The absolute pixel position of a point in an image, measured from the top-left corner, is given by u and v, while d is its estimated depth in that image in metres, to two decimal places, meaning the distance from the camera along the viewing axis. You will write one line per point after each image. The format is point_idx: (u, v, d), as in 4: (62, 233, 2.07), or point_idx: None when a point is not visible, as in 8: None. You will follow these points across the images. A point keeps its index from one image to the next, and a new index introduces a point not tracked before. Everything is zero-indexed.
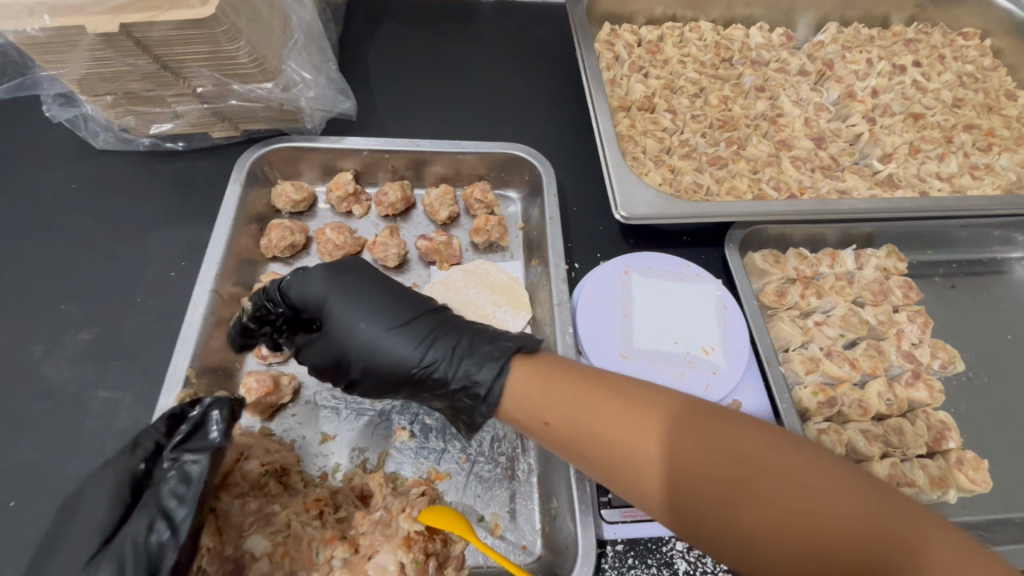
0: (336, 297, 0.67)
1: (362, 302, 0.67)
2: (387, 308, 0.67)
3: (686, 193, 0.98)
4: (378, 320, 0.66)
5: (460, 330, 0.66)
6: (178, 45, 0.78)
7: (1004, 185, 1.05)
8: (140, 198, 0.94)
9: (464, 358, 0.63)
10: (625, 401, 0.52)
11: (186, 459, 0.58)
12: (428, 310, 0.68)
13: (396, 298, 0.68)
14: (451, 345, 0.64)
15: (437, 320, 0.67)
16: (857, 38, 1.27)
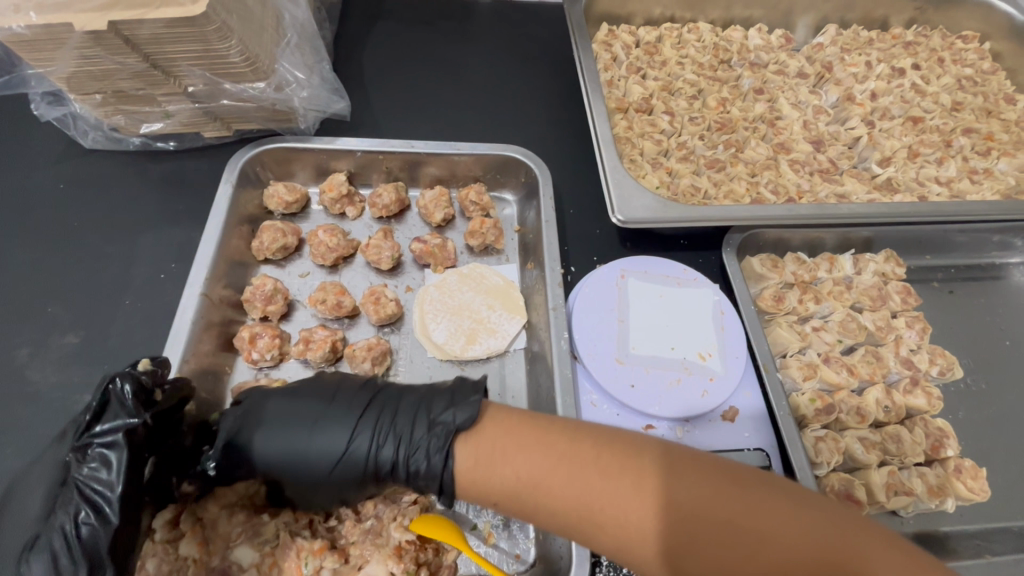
0: (271, 422, 0.61)
1: (299, 419, 0.61)
2: (326, 415, 0.61)
3: (683, 196, 0.97)
4: (324, 426, 0.61)
5: (408, 412, 0.60)
6: (168, 44, 0.77)
7: (1004, 190, 1.04)
8: (130, 198, 0.93)
9: (415, 452, 0.58)
10: (572, 466, 0.51)
11: (101, 442, 0.52)
12: (368, 396, 0.63)
13: (331, 398, 0.62)
14: (397, 438, 0.59)
15: (380, 410, 0.61)
16: (856, 41, 1.27)
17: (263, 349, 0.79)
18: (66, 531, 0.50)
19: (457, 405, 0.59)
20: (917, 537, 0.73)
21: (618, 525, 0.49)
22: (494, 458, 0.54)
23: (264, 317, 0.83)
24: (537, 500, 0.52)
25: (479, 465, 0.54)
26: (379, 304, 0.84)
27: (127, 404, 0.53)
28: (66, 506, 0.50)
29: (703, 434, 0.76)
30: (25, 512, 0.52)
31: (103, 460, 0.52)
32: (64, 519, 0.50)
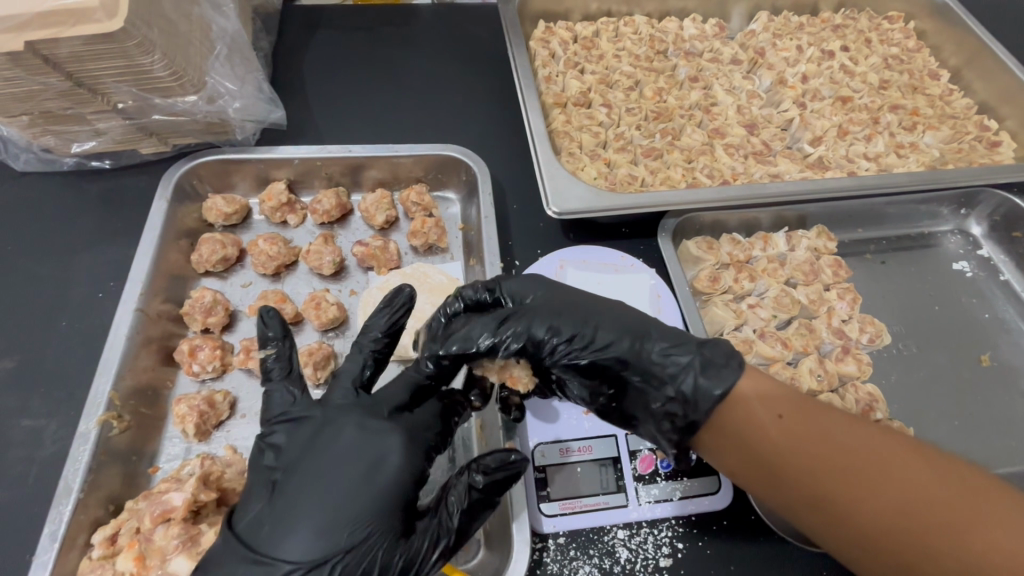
0: (546, 300, 0.69)
1: (560, 306, 0.68)
2: (583, 317, 0.67)
3: (621, 185, 0.99)
4: (573, 323, 0.67)
5: (648, 354, 0.65)
6: (91, 61, 0.76)
7: (928, 162, 1.09)
8: (65, 219, 0.92)
9: (662, 384, 0.64)
10: (829, 436, 0.60)
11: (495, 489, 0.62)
12: (632, 332, 0.66)
13: (594, 311, 0.68)
14: (648, 367, 0.65)
15: (631, 341, 0.66)
16: (787, 26, 1.30)
17: (205, 361, 0.79)
18: (437, 538, 0.59)
19: (707, 375, 0.62)
20: None
21: (861, 495, 0.57)
22: (757, 415, 0.61)
23: (206, 329, 0.83)
24: (795, 472, 0.59)
25: (730, 420, 0.62)
26: (320, 309, 0.84)
27: (483, 474, 0.61)
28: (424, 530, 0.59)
29: None
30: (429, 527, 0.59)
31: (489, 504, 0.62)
32: (440, 529, 0.60)
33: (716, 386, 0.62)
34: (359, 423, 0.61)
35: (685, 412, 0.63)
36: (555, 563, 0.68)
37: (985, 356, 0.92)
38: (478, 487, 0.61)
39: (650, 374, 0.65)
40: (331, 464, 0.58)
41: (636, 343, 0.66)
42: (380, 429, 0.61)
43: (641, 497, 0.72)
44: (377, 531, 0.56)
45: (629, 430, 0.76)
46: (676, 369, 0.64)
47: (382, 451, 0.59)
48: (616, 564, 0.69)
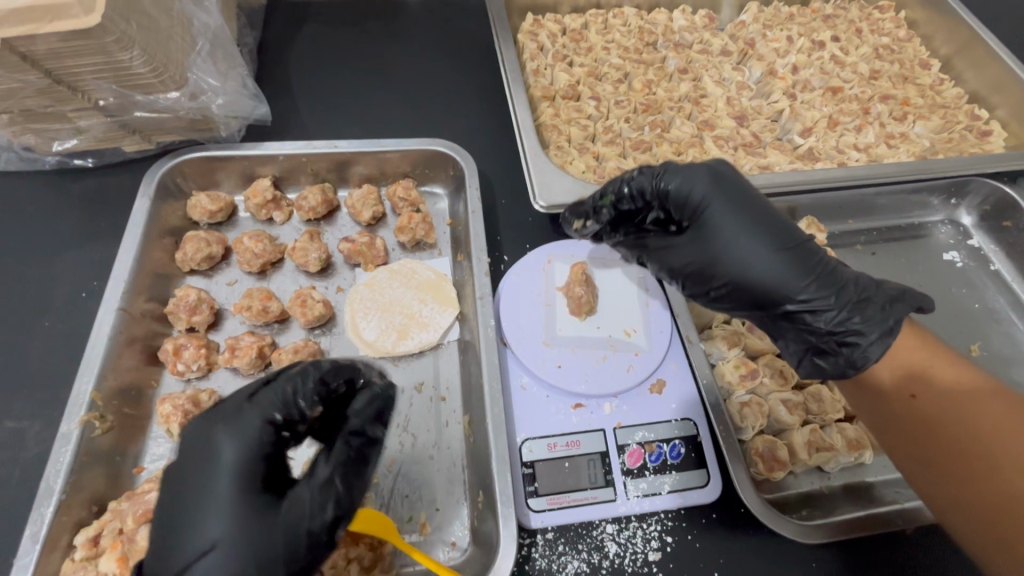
0: (732, 210, 0.66)
1: (728, 215, 0.66)
2: (752, 228, 0.66)
3: (610, 179, 0.98)
4: (738, 240, 0.65)
5: (820, 276, 0.64)
6: (69, 57, 0.75)
7: (919, 152, 1.09)
8: (47, 219, 0.91)
9: (827, 310, 0.65)
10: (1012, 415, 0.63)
11: (370, 441, 0.63)
12: (807, 245, 0.66)
13: (767, 217, 0.66)
14: (819, 290, 0.64)
15: (808, 258, 0.65)
16: (778, 16, 1.29)
17: (189, 360, 0.78)
18: (325, 507, 0.57)
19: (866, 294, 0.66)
20: (842, 491, 0.77)
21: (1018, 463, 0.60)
22: (922, 379, 0.68)
23: (190, 328, 0.83)
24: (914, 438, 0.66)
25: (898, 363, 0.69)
26: (306, 307, 0.83)
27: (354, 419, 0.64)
28: (302, 501, 0.56)
29: (631, 408, 0.77)
30: (301, 501, 0.56)
31: (366, 456, 0.62)
32: (325, 495, 0.57)
33: (885, 326, 0.64)
34: (219, 416, 0.59)
35: (846, 353, 0.65)
36: (544, 558, 0.68)
37: (975, 346, 0.91)
38: (355, 435, 0.62)
39: (836, 305, 0.64)
40: (193, 469, 0.56)
41: (811, 261, 0.65)
42: (244, 424, 0.58)
43: (629, 491, 0.72)
44: (258, 522, 0.53)
45: (617, 425, 0.76)
46: (846, 300, 0.64)
47: (244, 449, 0.57)
48: (605, 559, 0.68)
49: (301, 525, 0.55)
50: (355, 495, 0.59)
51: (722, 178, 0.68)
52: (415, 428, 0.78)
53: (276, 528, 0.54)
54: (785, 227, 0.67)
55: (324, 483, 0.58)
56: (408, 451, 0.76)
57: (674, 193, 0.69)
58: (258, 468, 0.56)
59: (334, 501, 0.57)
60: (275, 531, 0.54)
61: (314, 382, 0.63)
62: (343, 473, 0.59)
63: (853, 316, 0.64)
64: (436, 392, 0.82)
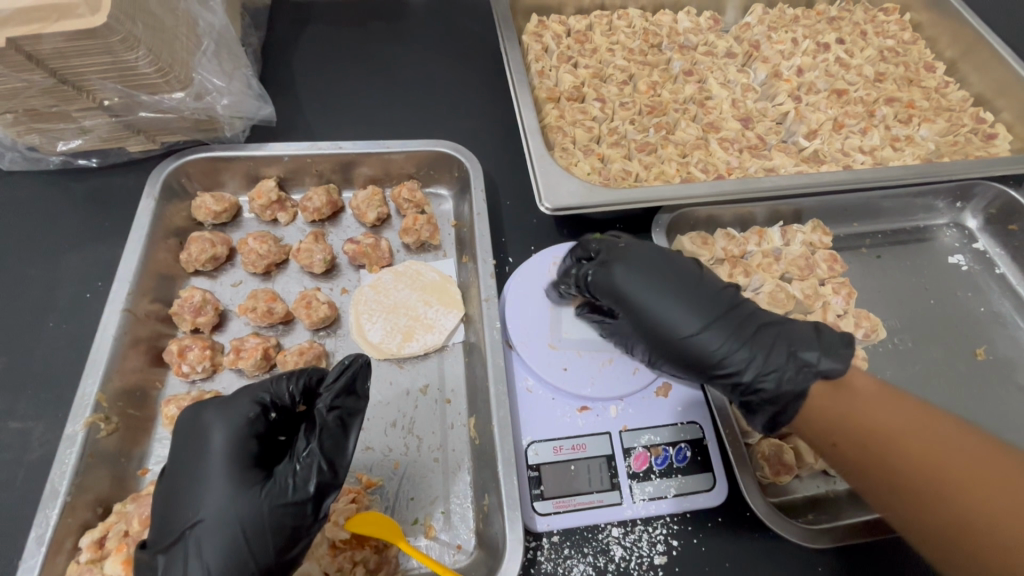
0: (647, 299, 0.71)
1: (653, 294, 0.71)
2: (675, 305, 0.70)
3: (615, 181, 0.98)
4: (664, 317, 0.70)
5: (741, 344, 0.68)
6: (75, 57, 0.75)
7: (924, 155, 1.09)
8: (50, 219, 0.91)
9: (750, 380, 0.68)
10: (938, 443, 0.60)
11: (343, 411, 0.63)
12: (725, 322, 0.69)
13: (687, 299, 0.70)
14: (739, 365, 0.68)
15: (731, 327, 0.69)
16: (782, 18, 1.29)
17: (194, 361, 0.78)
18: (304, 481, 0.59)
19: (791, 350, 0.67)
20: (849, 495, 0.76)
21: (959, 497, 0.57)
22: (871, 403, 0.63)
23: (195, 329, 0.82)
24: (878, 456, 0.61)
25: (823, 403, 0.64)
26: (311, 308, 0.83)
27: (325, 399, 0.63)
28: (285, 475, 0.59)
29: (637, 411, 0.77)
30: (285, 475, 0.59)
31: (343, 427, 0.63)
32: (303, 470, 0.59)
33: (802, 379, 0.65)
34: (213, 400, 0.62)
35: (766, 418, 0.68)
36: (549, 562, 0.68)
37: (980, 350, 0.91)
38: (324, 409, 0.62)
39: (755, 376, 0.67)
40: (190, 450, 0.60)
41: (732, 335, 0.69)
42: (232, 410, 0.61)
43: (636, 494, 0.72)
44: (247, 499, 0.57)
45: (624, 427, 0.76)
46: (765, 371, 0.67)
47: (232, 434, 0.59)
48: (611, 562, 0.68)
49: (286, 498, 0.58)
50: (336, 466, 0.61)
51: (637, 261, 0.73)
52: (420, 429, 0.78)
53: (263, 503, 0.57)
54: (706, 303, 0.70)
55: (304, 458, 0.60)
56: (414, 452, 0.76)
57: (596, 281, 0.74)
58: (250, 449, 0.60)
59: (317, 472, 0.59)
60: (260, 506, 0.57)
61: (304, 374, 0.65)
62: (320, 441, 0.61)
63: (775, 387, 0.67)
64: (441, 394, 0.81)
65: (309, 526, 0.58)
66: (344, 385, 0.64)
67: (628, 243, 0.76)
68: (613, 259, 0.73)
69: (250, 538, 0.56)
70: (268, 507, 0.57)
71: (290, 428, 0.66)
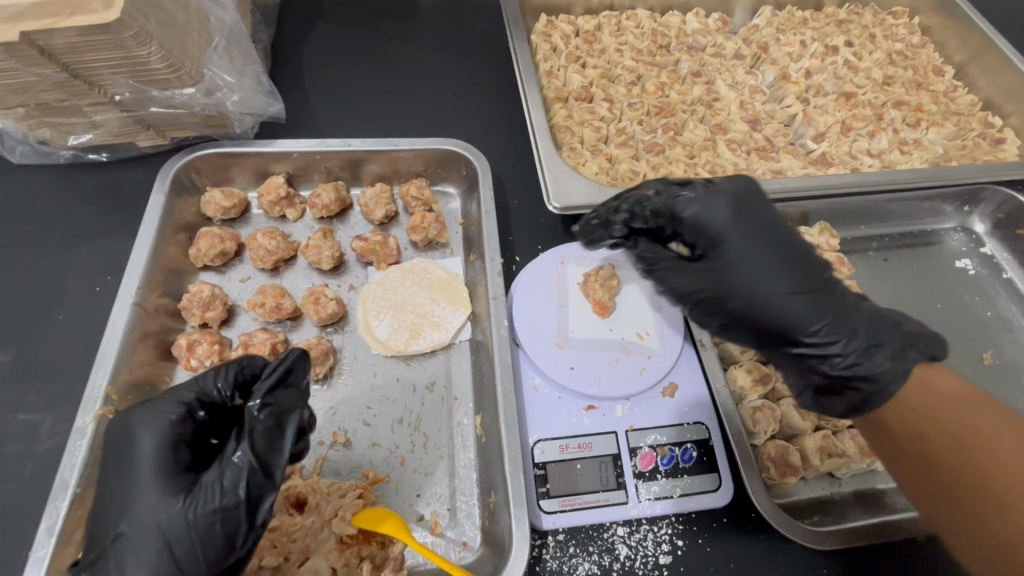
0: (750, 244, 0.64)
1: (751, 248, 0.64)
2: (778, 264, 0.64)
3: (623, 181, 0.98)
4: (765, 276, 0.64)
5: (839, 315, 0.64)
6: (86, 52, 0.75)
7: (932, 159, 1.09)
8: (60, 212, 0.91)
9: (852, 347, 0.63)
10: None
11: (276, 408, 0.60)
12: (824, 284, 0.65)
13: (790, 254, 0.65)
14: (843, 329, 0.63)
15: (826, 294, 0.64)
16: (791, 21, 1.29)
17: (203, 356, 0.78)
18: (235, 484, 0.56)
19: (876, 331, 0.64)
20: (853, 497, 0.77)
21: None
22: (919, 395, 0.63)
23: (204, 324, 0.83)
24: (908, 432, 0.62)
25: (917, 399, 0.62)
26: (319, 304, 0.84)
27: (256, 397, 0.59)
28: (212, 482, 0.56)
29: (643, 411, 0.77)
30: (212, 482, 0.56)
31: (277, 424, 0.59)
32: (235, 472, 0.57)
33: (897, 360, 0.63)
34: (145, 404, 0.61)
35: (862, 394, 0.64)
36: (555, 560, 0.68)
37: (987, 354, 0.91)
38: (256, 408, 0.59)
39: (852, 345, 0.63)
40: (121, 457, 0.58)
41: (830, 300, 0.64)
42: (159, 414, 0.59)
43: (641, 494, 0.72)
44: (172, 506, 0.55)
45: (629, 427, 0.76)
46: (862, 342, 0.63)
47: (160, 436, 0.58)
48: (616, 561, 0.68)
49: (215, 503, 0.55)
50: (270, 466, 0.58)
51: (744, 197, 0.66)
52: (426, 426, 0.78)
53: (191, 509, 0.55)
54: (805, 260, 0.65)
55: (234, 462, 0.57)
56: (420, 449, 0.76)
57: (690, 218, 0.66)
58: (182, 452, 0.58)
59: (246, 478, 0.56)
60: (187, 513, 0.55)
61: (233, 367, 0.63)
62: (251, 444, 0.57)
63: (878, 353, 0.63)
64: (448, 391, 0.82)
65: (246, 529, 0.56)
66: (279, 380, 0.61)
67: (736, 183, 0.67)
68: (714, 190, 0.66)
69: (182, 546, 0.54)
70: (193, 515, 0.55)
71: (223, 429, 0.65)
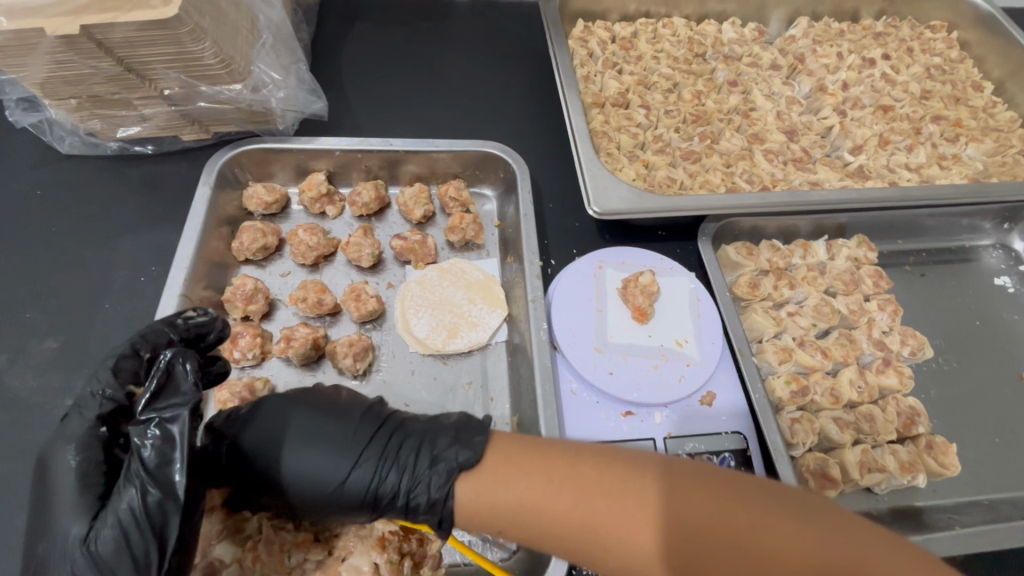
0: (285, 450, 0.58)
1: (286, 448, 0.59)
2: (325, 449, 0.59)
3: (660, 188, 0.99)
4: (309, 469, 0.58)
5: (395, 470, 0.58)
6: (142, 46, 0.76)
7: (971, 174, 1.08)
8: (107, 202, 0.93)
9: (418, 485, 0.57)
10: (586, 509, 0.50)
11: (163, 419, 0.51)
12: (358, 446, 0.59)
13: (330, 428, 0.60)
14: (405, 469, 0.58)
15: (379, 452, 0.59)
16: (827, 32, 1.28)
17: (245, 348, 0.79)
18: (132, 507, 0.49)
19: (461, 443, 0.57)
20: (892, 513, 0.75)
21: (708, 553, 0.46)
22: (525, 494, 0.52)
23: (245, 317, 0.84)
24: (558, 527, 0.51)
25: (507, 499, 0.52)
26: (360, 301, 0.84)
27: (145, 414, 0.51)
28: (114, 508, 0.50)
29: (681, 418, 0.77)
30: (114, 510, 0.50)
31: (166, 438, 0.50)
32: (129, 496, 0.50)
33: (446, 481, 0.55)
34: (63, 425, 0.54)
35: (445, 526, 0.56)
36: None
37: None
38: (143, 426, 0.51)
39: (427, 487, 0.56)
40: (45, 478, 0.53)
41: (384, 453, 0.59)
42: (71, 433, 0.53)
43: None
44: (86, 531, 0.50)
45: (668, 434, 0.76)
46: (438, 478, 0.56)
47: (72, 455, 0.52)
48: None
49: (114, 534, 0.49)
50: (169, 486, 0.50)
51: (264, 403, 0.61)
52: None
53: (99, 535, 0.50)
54: (345, 422, 0.61)
55: (131, 485, 0.50)
56: None
57: (217, 440, 0.59)
58: (94, 477, 0.52)
59: (140, 505, 0.49)
60: (94, 538, 0.50)
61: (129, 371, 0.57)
62: (145, 469, 0.50)
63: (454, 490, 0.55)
64: (485, 392, 0.82)
65: (156, 555, 0.49)
66: (159, 386, 0.52)
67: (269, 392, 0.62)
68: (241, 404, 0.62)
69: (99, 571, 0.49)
70: (99, 545, 0.50)
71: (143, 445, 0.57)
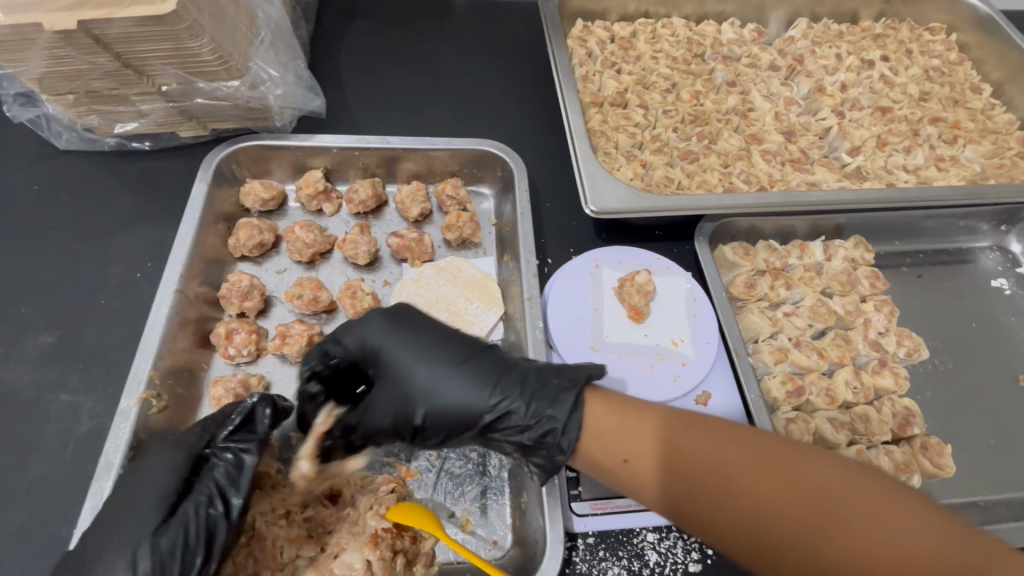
0: (405, 358, 0.67)
1: (408, 355, 0.67)
2: (445, 359, 0.66)
3: (657, 187, 0.99)
4: (429, 377, 0.65)
5: (502, 378, 0.64)
6: (139, 42, 0.76)
7: (969, 176, 1.08)
8: (103, 198, 0.93)
9: (529, 390, 0.62)
10: (703, 459, 0.52)
11: (239, 448, 0.61)
12: (472, 358, 0.66)
13: (448, 342, 0.68)
14: (518, 380, 0.63)
15: (493, 366, 0.65)
16: (826, 34, 1.28)
17: (240, 345, 0.79)
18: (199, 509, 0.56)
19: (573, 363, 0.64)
20: None
21: (813, 513, 0.46)
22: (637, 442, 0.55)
23: (241, 313, 0.84)
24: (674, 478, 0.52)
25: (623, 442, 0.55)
26: (356, 298, 0.85)
27: (225, 444, 0.61)
28: (178, 514, 0.56)
29: None
30: (178, 514, 0.56)
31: (242, 460, 0.61)
32: (197, 501, 0.57)
33: (559, 390, 0.61)
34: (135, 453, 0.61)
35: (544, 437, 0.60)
36: (585, 563, 0.68)
37: None
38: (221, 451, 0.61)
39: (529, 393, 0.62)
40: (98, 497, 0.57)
41: (494, 367, 0.65)
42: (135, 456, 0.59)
43: None
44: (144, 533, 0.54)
45: None
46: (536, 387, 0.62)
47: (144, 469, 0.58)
48: (645, 566, 0.68)
49: (174, 534, 0.54)
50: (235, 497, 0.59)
51: (394, 311, 0.71)
52: None
53: (159, 535, 0.54)
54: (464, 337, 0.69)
55: (201, 494, 0.57)
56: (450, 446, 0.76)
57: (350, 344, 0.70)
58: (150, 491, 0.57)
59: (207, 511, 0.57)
60: (153, 537, 0.54)
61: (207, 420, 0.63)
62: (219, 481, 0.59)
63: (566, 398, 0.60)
64: None
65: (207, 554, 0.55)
66: (239, 423, 0.63)
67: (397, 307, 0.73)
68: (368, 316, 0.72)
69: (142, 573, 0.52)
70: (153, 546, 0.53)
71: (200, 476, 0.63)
